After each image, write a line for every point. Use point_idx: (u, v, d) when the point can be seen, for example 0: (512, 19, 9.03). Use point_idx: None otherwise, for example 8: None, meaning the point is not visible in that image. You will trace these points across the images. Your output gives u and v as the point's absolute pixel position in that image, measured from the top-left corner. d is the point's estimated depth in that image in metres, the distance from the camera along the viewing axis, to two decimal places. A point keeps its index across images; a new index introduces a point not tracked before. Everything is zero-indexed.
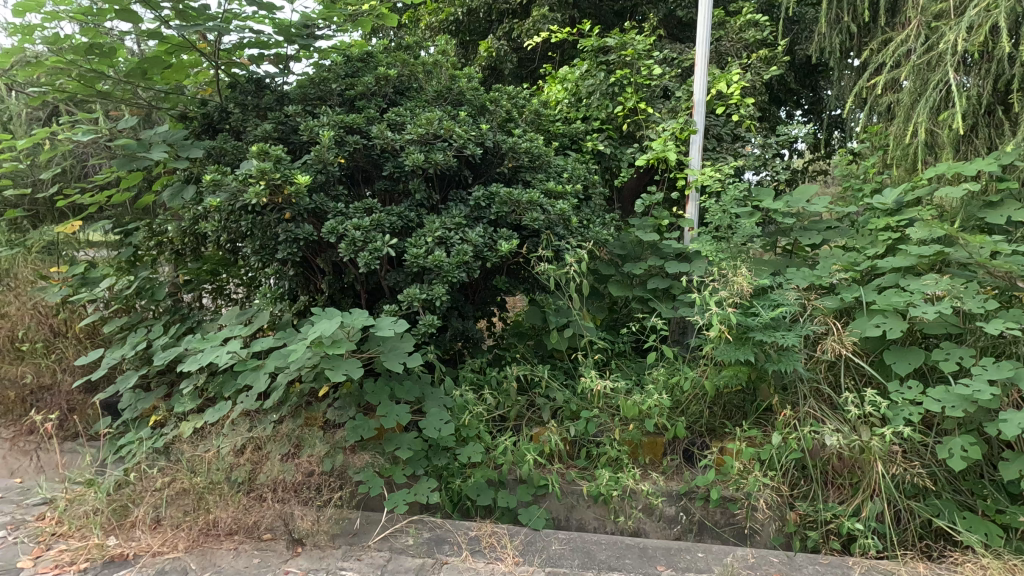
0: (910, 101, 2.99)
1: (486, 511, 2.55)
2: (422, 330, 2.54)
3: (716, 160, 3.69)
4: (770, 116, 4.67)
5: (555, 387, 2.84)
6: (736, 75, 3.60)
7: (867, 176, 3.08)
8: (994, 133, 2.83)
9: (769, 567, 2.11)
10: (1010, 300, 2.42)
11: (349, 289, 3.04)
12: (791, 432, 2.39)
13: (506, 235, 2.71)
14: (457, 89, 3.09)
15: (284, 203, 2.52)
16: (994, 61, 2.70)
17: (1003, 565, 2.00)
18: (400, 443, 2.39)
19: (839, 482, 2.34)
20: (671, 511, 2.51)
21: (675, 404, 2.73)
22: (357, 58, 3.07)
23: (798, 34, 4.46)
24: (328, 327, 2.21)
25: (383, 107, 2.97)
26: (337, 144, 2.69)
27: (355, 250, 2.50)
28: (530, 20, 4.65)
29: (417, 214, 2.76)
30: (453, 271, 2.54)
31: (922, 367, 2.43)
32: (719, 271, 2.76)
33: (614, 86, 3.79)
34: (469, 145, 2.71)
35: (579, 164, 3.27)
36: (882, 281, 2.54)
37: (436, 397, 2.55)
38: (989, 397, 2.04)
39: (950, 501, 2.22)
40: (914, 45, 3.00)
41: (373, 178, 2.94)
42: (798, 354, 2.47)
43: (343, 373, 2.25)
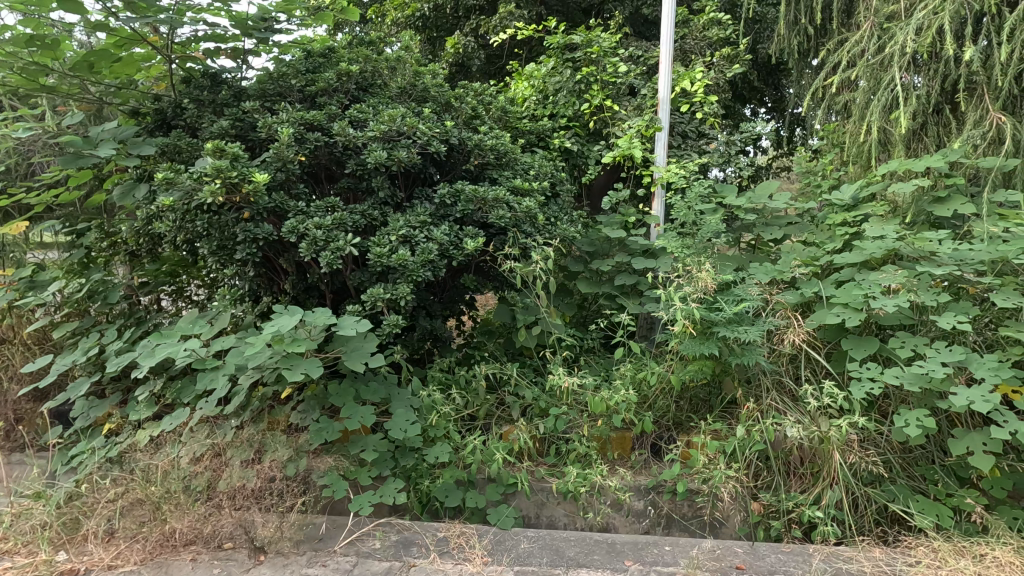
0: (865, 100, 3.07)
1: (456, 512, 2.53)
2: (387, 330, 2.51)
3: (681, 157, 3.74)
4: (734, 114, 4.76)
5: (524, 385, 2.83)
6: (699, 73, 3.64)
7: (826, 173, 3.16)
8: (942, 131, 2.93)
9: (733, 558, 2.14)
10: (958, 292, 2.48)
11: (313, 289, 2.98)
12: (754, 424, 2.44)
13: (471, 233, 2.70)
14: (421, 85, 3.05)
15: (242, 202, 2.45)
16: (942, 61, 2.79)
17: (953, 547, 2.07)
18: (365, 445, 2.36)
19: (800, 471, 2.38)
20: (639, 506, 2.53)
21: (643, 399, 2.77)
22: (319, 54, 3.01)
23: (760, 33, 4.55)
24: (287, 324, 2.17)
25: (345, 104, 2.90)
26: (298, 141, 2.62)
27: (316, 250, 2.44)
28: (497, 18, 4.63)
29: (381, 212, 2.71)
30: (418, 270, 2.51)
31: (879, 359, 2.50)
32: (685, 267, 2.80)
33: (580, 83, 3.81)
34: (434, 143, 2.69)
35: (546, 162, 3.27)
36: (840, 276, 2.60)
37: (403, 397, 2.51)
38: (942, 374, 2.09)
39: (904, 487, 2.30)
40: (867, 45, 3.07)
41: (336, 176, 2.89)
42: (760, 348, 2.52)
43: (302, 372, 2.20)
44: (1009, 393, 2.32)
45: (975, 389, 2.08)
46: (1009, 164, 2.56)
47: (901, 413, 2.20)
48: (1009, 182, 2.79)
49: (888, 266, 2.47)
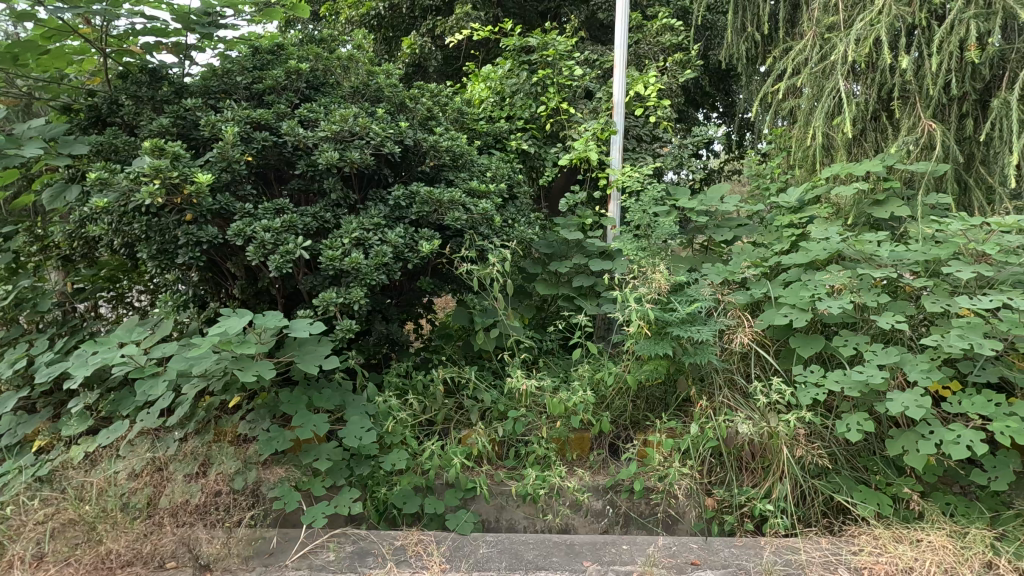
0: (809, 106, 3.19)
1: (414, 519, 2.48)
2: (340, 335, 2.44)
3: (636, 159, 3.82)
4: (687, 118, 4.88)
5: (483, 389, 2.82)
6: (653, 77, 3.70)
7: (774, 176, 3.27)
8: (880, 137, 3.07)
9: (689, 554, 2.18)
10: (895, 291, 2.59)
11: (264, 293, 2.88)
12: (707, 421, 2.50)
13: (427, 235, 2.66)
14: (375, 85, 2.99)
15: (184, 204, 2.34)
16: (878, 71, 2.93)
17: (892, 533, 2.16)
18: (319, 455, 2.29)
19: (752, 466, 2.45)
20: (598, 505, 2.56)
21: (600, 399, 2.80)
22: (267, 50, 2.91)
23: (711, 40, 4.66)
24: (235, 326, 2.08)
25: (295, 102, 2.81)
26: (244, 141, 2.52)
27: (265, 253, 2.36)
28: (453, 18, 4.61)
29: (334, 214, 2.64)
30: (372, 273, 2.46)
31: (823, 355, 2.60)
32: (640, 269, 2.85)
33: (536, 85, 3.83)
34: (388, 143, 2.63)
35: (502, 163, 3.27)
36: (787, 276, 2.69)
37: (358, 404, 2.46)
38: (880, 379, 2.18)
39: (848, 478, 2.39)
40: (810, 53, 3.19)
41: (286, 177, 2.80)
42: (712, 348, 2.58)
43: (254, 373, 2.11)
44: (942, 389, 2.44)
45: (908, 394, 2.18)
46: (940, 169, 2.70)
47: (842, 418, 2.30)
48: (940, 186, 2.95)
49: (832, 267, 2.57)
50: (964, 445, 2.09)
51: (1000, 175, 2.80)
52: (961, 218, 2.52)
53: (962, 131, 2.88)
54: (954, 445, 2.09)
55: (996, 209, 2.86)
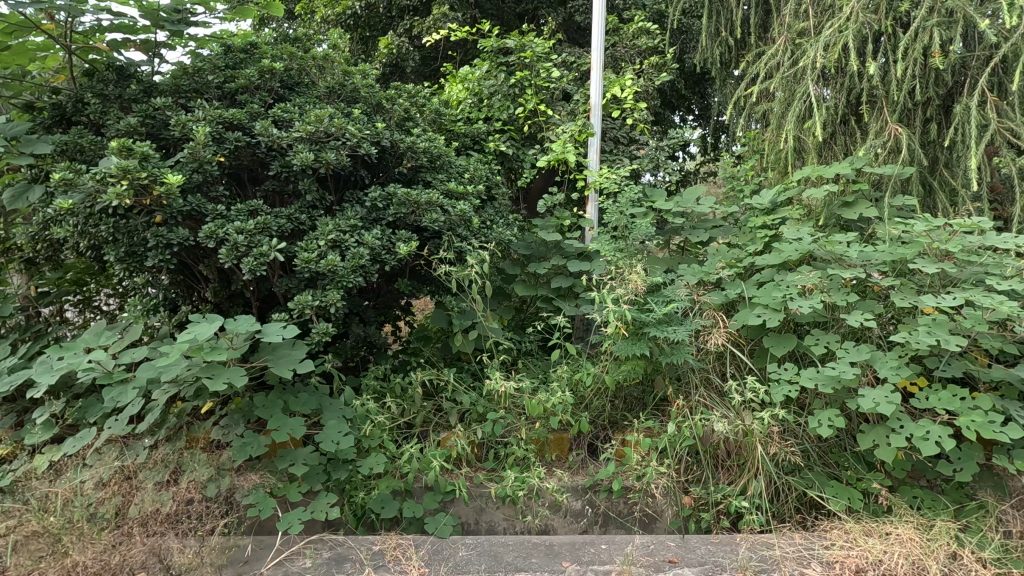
0: (781, 110, 3.26)
1: (392, 523, 2.46)
2: (316, 338, 2.40)
3: (613, 161, 3.85)
4: (663, 120, 4.94)
5: (462, 391, 2.81)
6: (629, 80, 3.74)
7: (747, 178, 3.33)
8: (849, 141, 3.15)
9: (666, 552, 2.20)
10: (864, 291, 2.66)
11: (238, 296, 2.83)
12: (684, 420, 2.53)
13: (405, 236, 2.64)
14: (351, 85, 2.96)
15: (154, 205, 2.28)
16: (847, 76, 3.00)
17: (862, 527, 2.21)
18: (295, 459, 2.25)
19: (727, 464, 2.49)
20: (577, 506, 2.57)
21: (579, 399, 2.82)
22: (239, 49, 2.85)
23: (686, 43, 4.73)
24: (205, 330, 2.03)
25: (269, 102, 2.77)
26: (216, 142, 2.47)
27: (238, 255, 2.31)
28: (430, 19, 4.59)
29: (309, 216, 2.61)
30: (349, 276, 2.44)
31: (795, 354, 2.66)
32: (617, 270, 2.87)
33: (514, 87, 3.83)
34: (364, 145, 2.61)
35: (480, 165, 3.27)
36: (761, 277, 2.74)
37: (335, 408, 2.44)
38: (851, 375, 2.24)
39: (820, 473, 2.44)
40: (782, 59, 3.25)
41: (261, 178, 2.75)
42: (688, 347, 2.61)
43: (225, 381, 2.07)
44: (909, 385, 2.50)
45: (878, 390, 2.23)
46: (906, 172, 2.78)
47: (814, 413, 2.35)
48: (906, 188, 3.04)
49: (804, 267, 2.62)
50: (933, 441, 2.14)
51: (962, 178, 2.89)
52: (925, 220, 2.60)
53: (927, 135, 2.97)
54: (923, 440, 2.14)
55: (959, 210, 2.95)
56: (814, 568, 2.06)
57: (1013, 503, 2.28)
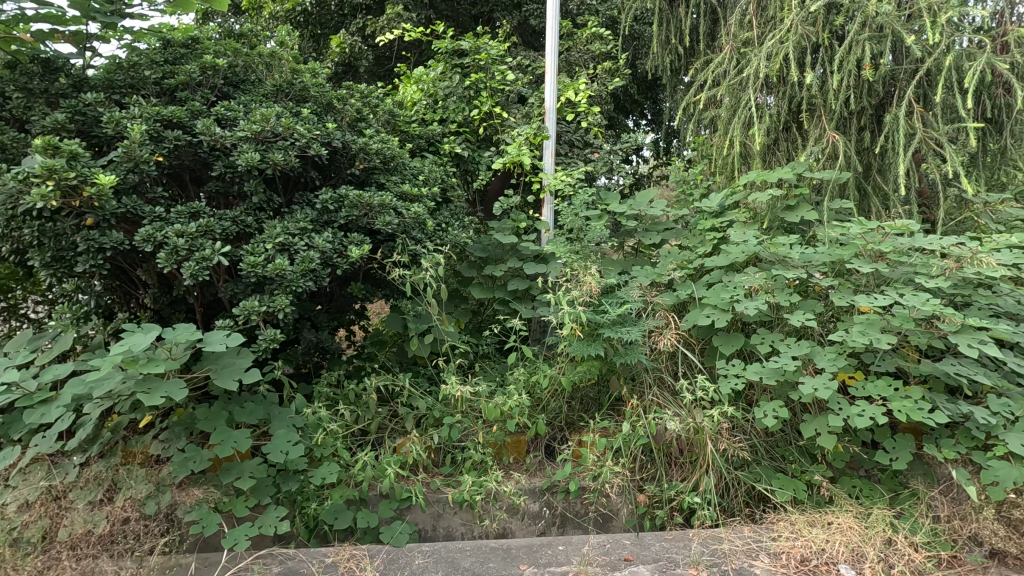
0: (728, 116, 3.37)
1: (346, 534, 2.40)
2: (264, 345, 2.32)
3: (568, 164, 3.90)
4: (617, 125, 5.03)
5: (418, 396, 2.77)
6: (583, 84, 3.79)
7: (697, 182, 3.43)
8: (791, 147, 3.29)
9: (622, 551, 2.23)
10: (805, 291, 2.78)
11: (180, 302, 2.71)
12: (638, 419, 2.57)
13: (357, 240, 2.58)
14: (299, 84, 2.88)
15: (84, 207, 2.15)
16: (788, 85, 3.13)
17: (806, 518, 2.30)
18: (241, 472, 2.16)
19: (680, 461, 2.55)
20: (535, 508, 2.58)
21: (536, 402, 2.83)
22: (180, 44, 2.72)
23: (638, 50, 4.82)
24: (141, 341, 1.92)
25: (211, 100, 2.65)
26: (153, 140, 2.35)
27: (178, 260, 2.20)
28: (384, 18, 4.52)
29: (255, 219, 2.52)
30: (298, 280, 2.36)
31: (743, 352, 2.75)
32: (572, 271, 2.90)
33: (469, 89, 3.82)
34: (313, 145, 2.55)
35: (435, 167, 3.24)
36: (710, 278, 2.83)
37: (284, 417, 2.36)
38: (793, 367, 2.33)
39: (767, 467, 2.53)
40: (728, 67, 3.37)
41: (203, 178, 2.64)
42: (642, 347, 2.66)
43: (163, 395, 1.95)
44: (847, 379, 2.62)
45: (820, 378, 2.32)
46: (843, 177, 2.92)
47: (760, 406, 2.43)
48: (843, 193, 3.19)
49: (750, 269, 2.71)
50: (867, 418, 2.24)
51: (893, 183, 3.06)
52: (861, 223, 2.73)
53: (861, 142, 3.13)
54: (859, 418, 2.23)
55: (891, 213, 3.13)
56: (762, 560, 2.13)
57: (942, 489, 2.40)
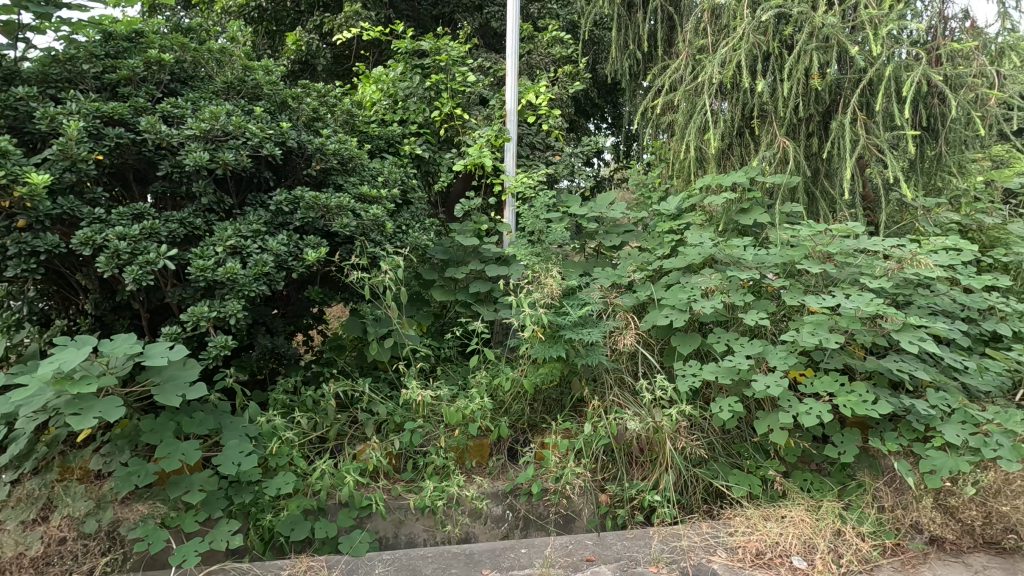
0: (684, 121, 3.45)
1: (303, 545, 2.33)
2: (213, 353, 2.23)
3: (529, 166, 3.91)
4: (578, 128, 5.08)
5: (378, 401, 2.71)
6: (543, 87, 3.81)
7: (655, 185, 3.49)
8: (744, 151, 3.39)
9: (584, 551, 2.24)
10: (759, 291, 2.87)
11: (124, 308, 2.58)
12: (600, 420, 2.60)
13: (314, 242, 2.52)
14: (252, 81, 2.79)
15: (15, 208, 2.02)
16: (741, 92, 3.23)
17: (761, 512, 2.37)
18: (189, 486, 2.07)
19: (640, 460, 2.58)
20: (498, 511, 2.56)
21: (498, 405, 2.82)
22: (123, 37, 2.59)
23: (598, 54, 4.88)
24: (71, 358, 1.81)
25: (156, 96, 2.54)
26: (93, 138, 2.23)
27: (119, 263, 2.09)
28: (342, 16, 4.43)
29: (205, 220, 2.42)
30: (251, 284, 2.28)
31: (700, 351, 2.81)
32: (533, 274, 2.91)
33: (429, 90, 3.79)
34: (267, 145, 2.47)
35: (395, 168, 3.19)
36: (668, 279, 2.88)
37: (236, 427, 2.27)
38: (747, 366, 2.39)
39: (724, 464, 2.59)
40: (684, 73, 3.45)
41: (149, 178, 2.53)
42: (603, 348, 2.69)
43: (96, 415, 1.84)
44: (799, 375, 2.71)
45: (771, 376, 2.39)
46: (793, 181, 3.03)
47: (717, 403, 2.49)
48: (794, 197, 3.30)
49: (706, 270, 2.78)
50: (815, 415, 2.32)
51: (840, 188, 3.20)
52: (810, 226, 2.83)
53: (810, 148, 3.25)
54: (807, 415, 2.31)
55: (837, 217, 3.27)
56: (719, 555, 2.17)
57: (886, 480, 2.51)
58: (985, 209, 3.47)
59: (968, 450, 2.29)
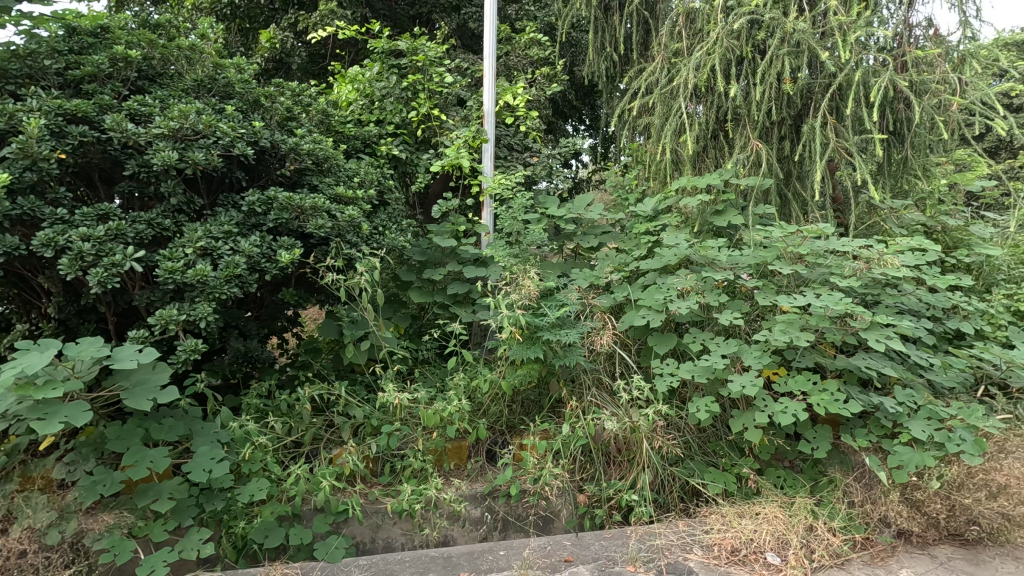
0: (660, 124, 3.49)
1: (278, 552, 2.28)
2: (183, 357, 2.17)
3: (507, 167, 3.91)
4: (556, 129, 5.09)
5: (355, 404, 2.68)
6: (521, 88, 3.81)
7: (632, 187, 3.52)
8: (719, 154, 3.45)
9: (562, 552, 2.25)
10: (733, 291, 2.91)
11: (89, 312, 2.50)
12: (578, 420, 2.61)
13: (287, 243, 2.47)
14: (223, 79, 2.72)
15: None
16: (715, 95, 3.28)
17: (736, 509, 2.40)
18: (158, 494, 2.02)
19: (618, 460, 2.60)
20: (476, 513, 2.55)
21: (477, 406, 2.81)
22: (87, 32, 2.52)
23: (575, 56, 4.90)
24: (36, 362, 1.74)
25: (122, 94, 2.47)
26: (55, 136, 2.16)
27: (83, 266, 2.02)
28: (317, 15, 4.38)
29: (174, 221, 2.36)
30: (222, 287, 2.23)
31: (676, 351, 2.84)
32: (511, 275, 2.90)
33: (406, 90, 3.76)
34: (239, 144, 2.42)
35: (371, 168, 3.16)
36: (645, 280, 2.90)
37: (207, 433, 2.22)
38: (722, 365, 2.43)
39: (699, 462, 2.63)
40: (660, 76, 3.49)
41: (115, 178, 2.46)
42: (580, 349, 2.71)
43: (62, 421, 1.78)
44: (772, 374, 2.76)
45: (746, 375, 2.43)
46: (766, 183, 3.08)
47: (693, 402, 2.51)
48: (766, 199, 3.37)
49: (681, 271, 2.81)
50: (788, 413, 2.36)
51: (811, 190, 3.27)
52: (782, 227, 2.89)
53: (782, 151, 3.31)
54: (781, 413, 2.35)
55: (808, 218, 3.34)
56: (695, 553, 2.20)
57: (856, 475, 2.57)
58: (948, 210, 3.59)
59: (933, 445, 2.35)
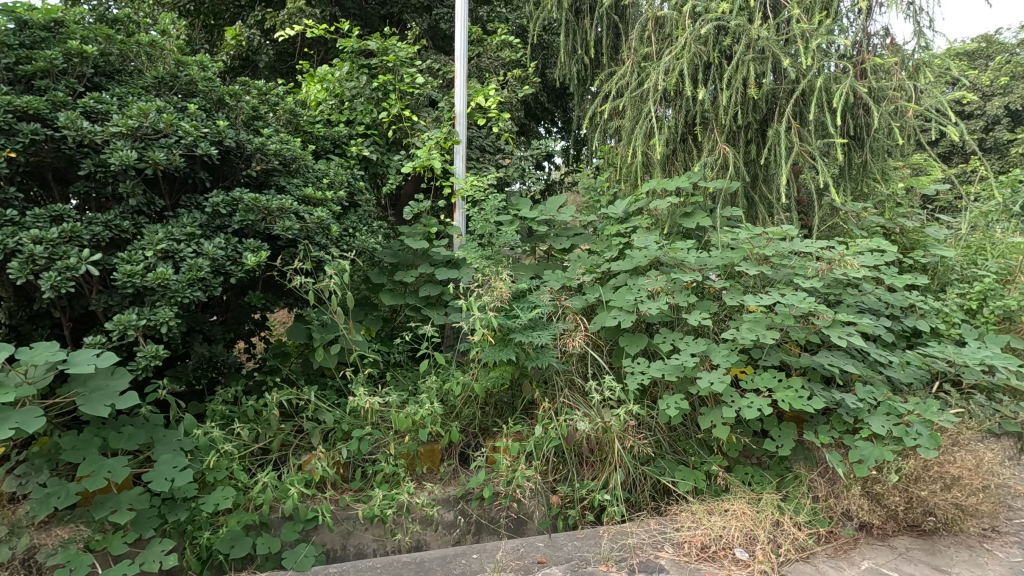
0: (631, 127, 3.53)
1: (245, 562, 2.22)
2: (143, 362, 2.10)
3: (479, 169, 3.90)
4: (528, 131, 5.10)
5: (324, 409, 2.63)
6: (493, 90, 3.80)
7: (603, 189, 3.55)
8: (688, 157, 3.50)
9: (535, 553, 2.25)
10: (702, 292, 2.96)
11: (44, 317, 2.41)
12: (551, 421, 2.61)
13: (253, 246, 2.41)
14: (185, 77, 2.65)
15: None
16: (684, 99, 3.33)
17: (705, 506, 2.45)
18: (117, 505, 1.94)
19: (590, 460, 2.62)
20: (449, 517, 2.53)
21: (449, 409, 2.79)
22: (40, 26, 2.41)
23: (547, 59, 4.91)
24: None
25: (77, 90, 2.38)
26: (5, 134, 2.06)
27: (35, 269, 1.93)
28: (285, 13, 4.30)
29: (134, 222, 2.29)
30: (184, 290, 2.17)
31: (647, 351, 2.87)
32: (484, 277, 2.89)
33: (377, 91, 3.72)
34: (202, 143, 2.36)
35: (341, 169, 3.12)
36: (616, 281, 2.93)
37: (170, 441, 2.15)
38: (691, 364, 2.46)
39: (670, 461, 2.66)
40: (630, 80, 3.53)
41: (70, 178, 2.37)
42: (552, 351, 2.72)
43: (12, 427, 1.70)
44: (739, 373, 2.81)
45: (715, 374, 2.47)
46: (733, 186, 3.14)
47: (664, 401, 2.54)
48: (733, 201, 3.43)
49: (652, 272, 2.84)
50: (755, 410, 2.41)
51: (776, 192, 3.35)
52: (748, 229, 2.96)
53: (748, 154, 3.39)
54: (749, 410, 2.40)
55: (774, 220, 3.42)
56: (666, 551, 2.23)
57: (820, 470, 2.64)
58: (906, 213, 3.72)
59: (893, 440, 2.43)
